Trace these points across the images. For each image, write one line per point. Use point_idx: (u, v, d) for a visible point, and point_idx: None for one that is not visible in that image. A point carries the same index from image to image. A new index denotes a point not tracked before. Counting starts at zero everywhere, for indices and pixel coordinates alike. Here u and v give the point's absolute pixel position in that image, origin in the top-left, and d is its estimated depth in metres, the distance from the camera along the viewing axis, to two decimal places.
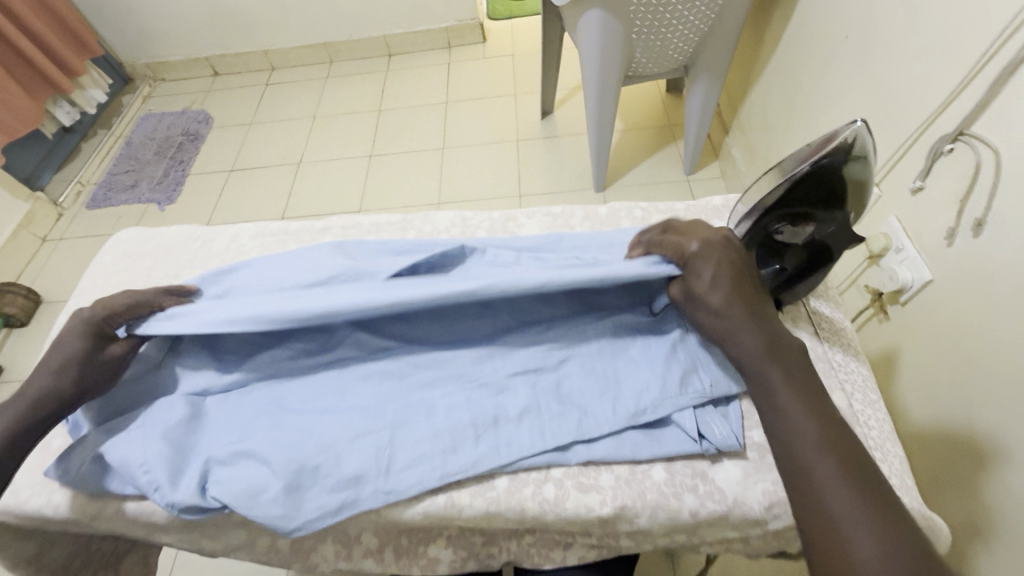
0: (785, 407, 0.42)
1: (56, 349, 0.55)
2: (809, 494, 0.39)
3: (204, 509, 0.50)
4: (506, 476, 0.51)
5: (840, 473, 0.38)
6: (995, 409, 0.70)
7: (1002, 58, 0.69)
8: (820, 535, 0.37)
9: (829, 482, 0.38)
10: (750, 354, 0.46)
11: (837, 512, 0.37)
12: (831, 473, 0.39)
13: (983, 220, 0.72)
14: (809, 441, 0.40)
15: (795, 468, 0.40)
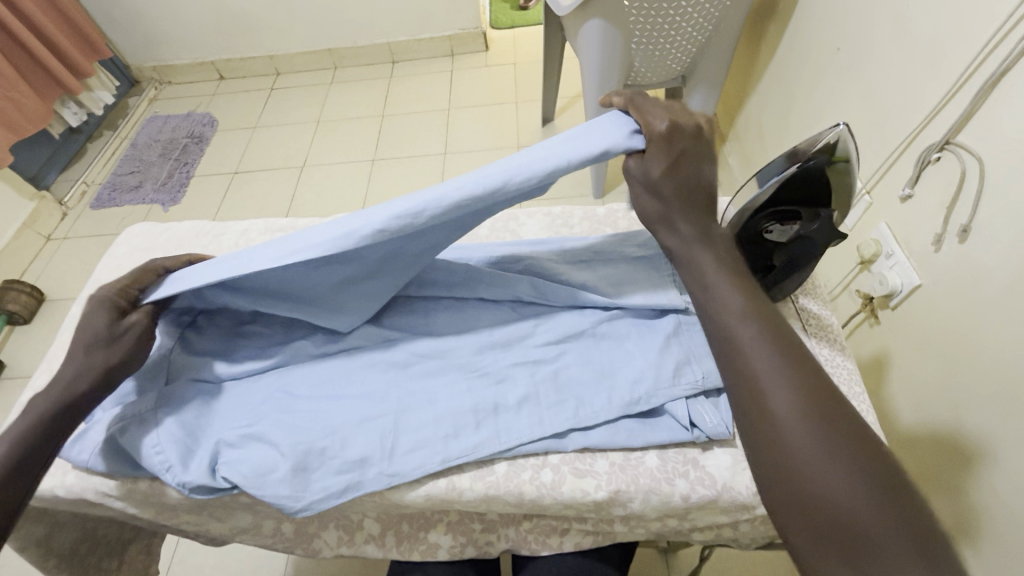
0: (758, 368, 0.38)
1: (70, 356, 0.51)
2: (780, 459, 0.36)
3: (214, 489, 0.52)
4: (505, 461, 0.53)
5: (817, 435, 0.35)
6: (981, 410, 0.72)
7: (985, 70, 0.72)
8: (790, 502, 0.35)
9: (807, 447, 0.35)
10: (724, 315, 0.42)
11: (783, 435, 0.36)
12: (809, 433, 0.35)
13: (968, 227, 0.74)
14: (784, 403, 0.36)
15: (756, 424, 0.37)
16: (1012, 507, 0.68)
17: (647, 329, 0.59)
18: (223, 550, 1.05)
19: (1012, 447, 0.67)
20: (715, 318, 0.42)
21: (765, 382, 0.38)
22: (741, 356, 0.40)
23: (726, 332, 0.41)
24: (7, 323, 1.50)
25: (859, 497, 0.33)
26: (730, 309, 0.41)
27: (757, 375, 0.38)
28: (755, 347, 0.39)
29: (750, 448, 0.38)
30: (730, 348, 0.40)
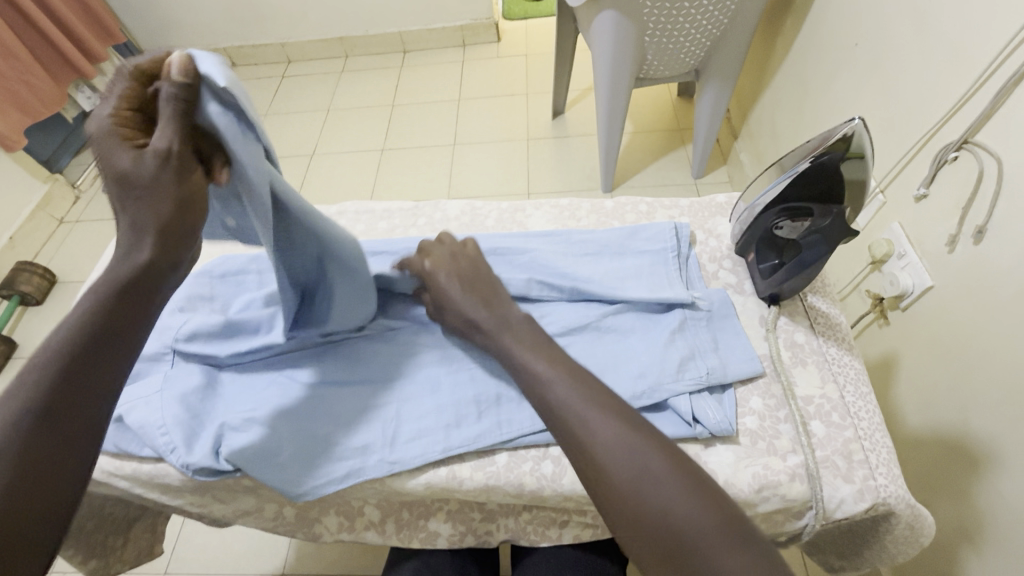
0: (573, 414, 0.43)
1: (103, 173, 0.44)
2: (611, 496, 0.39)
3: (217, 472, 0.52)
4: (505, 452, 0.53)
5: (634, 459, 0.39)
6: (989, 415, 0.71)
7: (1007, 68, 0.70)
8: (624, 523, 0.38)
9: (628, 468, 0.39)
10: (547, 384, 0.46)
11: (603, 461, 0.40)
12: (626, 458, 0.39)
13: (984, 227, 0.73)
14: (604, 441, 0.40)
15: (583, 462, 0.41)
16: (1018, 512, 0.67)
17: (653, 324, 0.58)
18: (227, 530, 1.07)
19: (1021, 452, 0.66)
20: (539, 392, 0.46)
21: (574, 425, 0.42)
22: (561, 418, 0.44)
23: (550, 402, 0.45)
24: (19, 303, 1.53)
25: (674, 497, 0.37)
26: (552, 385, 0.45)
27: (576, 433, 0.42)
28: (571, 394, 0.44)
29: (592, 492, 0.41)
30: (554, 413, 0.44)
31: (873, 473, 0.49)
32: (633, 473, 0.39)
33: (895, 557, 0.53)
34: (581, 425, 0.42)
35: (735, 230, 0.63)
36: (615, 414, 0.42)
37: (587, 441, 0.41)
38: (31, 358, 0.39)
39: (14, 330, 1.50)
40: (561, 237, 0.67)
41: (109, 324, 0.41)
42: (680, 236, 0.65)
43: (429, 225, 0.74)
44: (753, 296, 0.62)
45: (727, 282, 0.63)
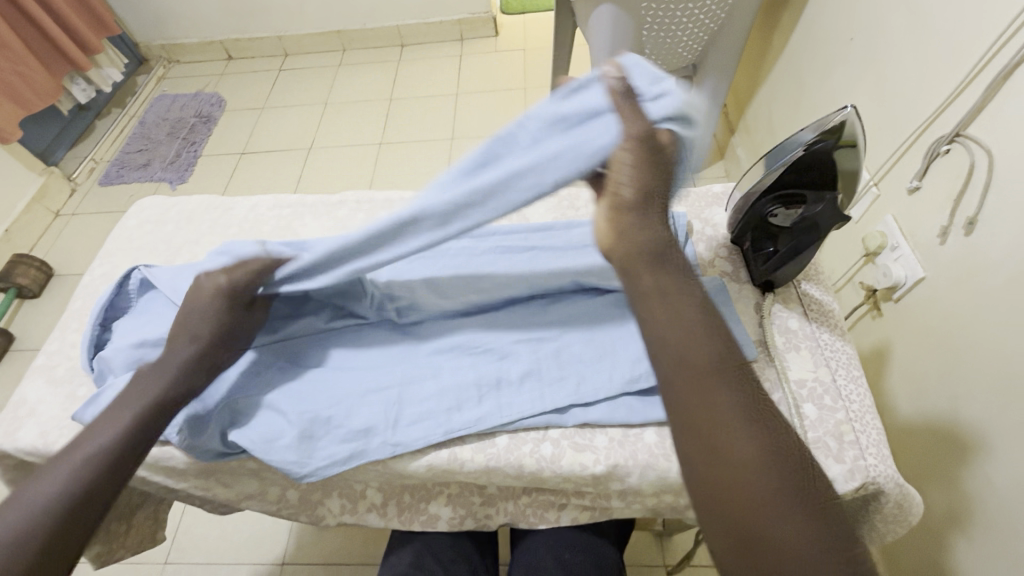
0: (711, 377, 0.39)
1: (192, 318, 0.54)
2: (718, 469, 0.35)
3: (222, 455, 0.54)
4: (506, 434, 0.54)
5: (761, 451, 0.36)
6: (979, 401, 0.73)
7: (998, 62, 0.72)
8: (747, 538, 0.34)
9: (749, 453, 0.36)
10: (699, 342, 0.40)
11: (752, 469, 0.35)
12: (780, 479, 0.35)
13: (975, 219, 0.74)
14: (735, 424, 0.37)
15: (724, 456, 0.36)
16: (1007, 497, 0.68)
17: None
18: (228, 519, 1.07)
19: (1010, 438, 0.68)
20: (676, 342, 0.40)
21: (730, 417, 0.37)
22: (701, 377, 0.39)
23: (692, 358, 0.39)
24: (16, 296, 1.52)
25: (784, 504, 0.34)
26: (706, 341, 0.40)
27: (701, 398, 0.38)
28: (730, 388, 0.39)
29: (688, 453, 0.37)
30: (691, 371, 0.39)
31: (863, 452, 0.50)
32: (780, 499, 0.34)
33: (885, 535, 0.54)
34: (738, 422, 0.37)
35: (730, 218, 0.64)
36: (770, 430, 0.37)
37: (742, 441, 0.36)
38: (84, 444, 0.46)
39: (11, 322, 1.50)
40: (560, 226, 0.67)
41: (149, 426, 0.49)
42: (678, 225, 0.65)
43: None
44: (747, 284, 0.63)
45: (723, 270, 0.64)
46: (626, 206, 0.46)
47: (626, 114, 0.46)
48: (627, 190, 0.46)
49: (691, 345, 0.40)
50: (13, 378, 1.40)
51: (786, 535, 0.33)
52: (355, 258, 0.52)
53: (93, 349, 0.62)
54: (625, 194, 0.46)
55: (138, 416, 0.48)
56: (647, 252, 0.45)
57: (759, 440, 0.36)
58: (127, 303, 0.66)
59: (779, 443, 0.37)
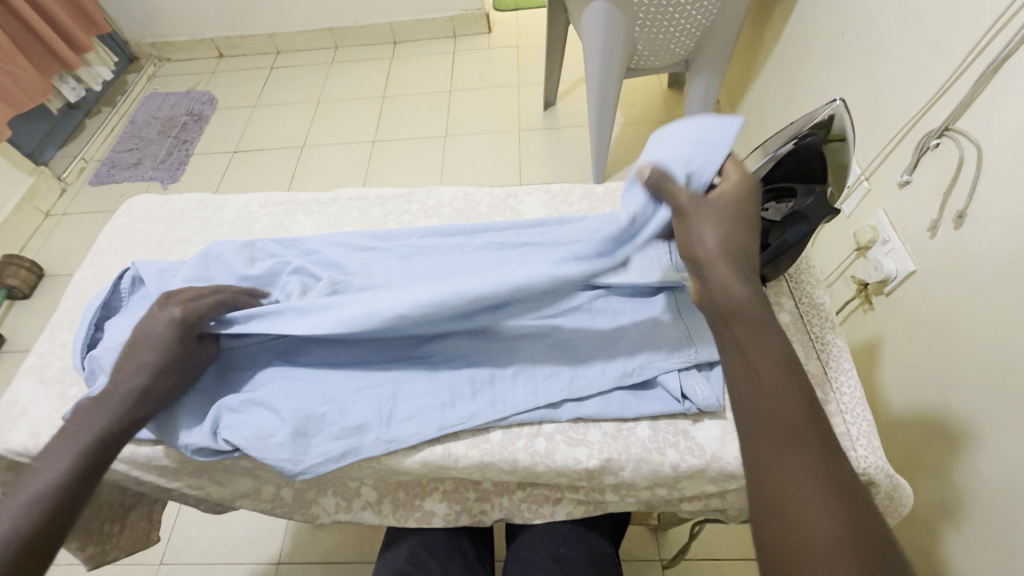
0: (790, 439, 0.38)
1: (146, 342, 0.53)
2: (795, 539, 0.34)
3: (216, 452, 0.53)
4: (500, 430, 0.54)
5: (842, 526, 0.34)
6: (970, 393, 0.73)
7: (987, 56, 0.72)
8: None
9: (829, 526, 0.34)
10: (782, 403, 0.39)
11: (818, 540, 0.34)
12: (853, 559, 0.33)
13: (964, 212, 0.75)
14: (815, 492, 0.35)
15: (792, 519, 0.35)
16: (996, 488, 0.69)
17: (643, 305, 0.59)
18: (223, 519, 1.07)
19: (999, 429, 0.68)
20: (755, 401, 0.40)
21: (801, 482, 0.36)
22: (779, 437, 0.38)
23: (771, 420, 0.39)
24: (7, 297, 1.51)
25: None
26: (788, 401, 0.39)
27: (779, 460, 0.37)
28: (808, 454, 0.37)
29: (760, 514, 0.37)
30: (772, 434, 0.38)
31: (854, 444, 0.51)
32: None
33: None
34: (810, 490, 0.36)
35: None
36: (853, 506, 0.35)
37: (810, 509, 0.35)
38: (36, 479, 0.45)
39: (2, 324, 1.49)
40: (552, 223, 0.68)
41: (102, 457, 0.48)
42: None
43: (422, 212, 0.75)
44: None
45: None
46: (702, 258, 0.47)
47: (669, 185, 0.50)
48: (701, 238, 0.47)
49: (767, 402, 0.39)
50: (4, 379, 1.39)
51: None
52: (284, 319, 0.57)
53: (84, 349, 0.62)
54: (703, 246, 0.46)
55: (89, 447, 0.47)
56: (723, 307, 0.44)
57: (832, 511, 0.35)
58: (119, 302, 0.66)
59: (862, 522, 0.34)
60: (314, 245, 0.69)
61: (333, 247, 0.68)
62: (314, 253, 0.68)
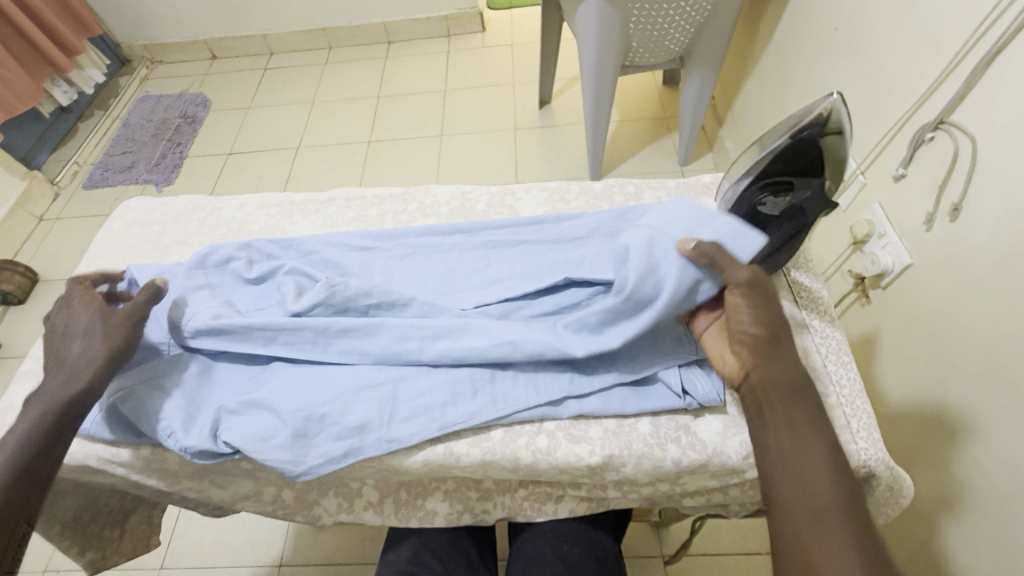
0: (824, 519, 0.39)
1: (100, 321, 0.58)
2: None
3: (215, 455, 0.53)
4: (501, 428, 0.54)
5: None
6: (967, 385, 0.74)
7: (980, 49, 0.72)
8: None
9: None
10: (815, 483, 0.41)
11: None
12: None
13: (959, 205, 0.76)
14: (850, 572, 0.36)
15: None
16: (994, 479, 0.70)
17: None
18: (223, 522, 1.07)
19: (997, 420, 0.69)
20: (796, 473, 0.42)
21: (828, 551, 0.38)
22: (816, 511, 0.40)
23: (809, 493, 0.41)
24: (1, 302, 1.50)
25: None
26: (827, 478, 0.41)
27: (810, 538, 0.39)
28: (844, 530, 0.38)
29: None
30: (808, 505, 0.40)
31: (854, 436, 0.51)
32: None
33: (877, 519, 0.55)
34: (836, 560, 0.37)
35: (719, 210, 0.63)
36: None
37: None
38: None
39: None
40: (549, 221, 0.68)
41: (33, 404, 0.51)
42: None
43: (419, 211, 0.75)
44: None
45: None
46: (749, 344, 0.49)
47: (726, 266, 0.51)
48: (749, 326, 0.49)
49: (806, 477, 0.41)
50: None
51: None
52: (254, 334, 0.57)
53: None
54: (748, 333, 0.49)
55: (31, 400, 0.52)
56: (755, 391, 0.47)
57: None
58: None
59: None
60: (309, 245, 0.68)
61: (329, 247, 0.68)
62: (310, 253, 0.67)
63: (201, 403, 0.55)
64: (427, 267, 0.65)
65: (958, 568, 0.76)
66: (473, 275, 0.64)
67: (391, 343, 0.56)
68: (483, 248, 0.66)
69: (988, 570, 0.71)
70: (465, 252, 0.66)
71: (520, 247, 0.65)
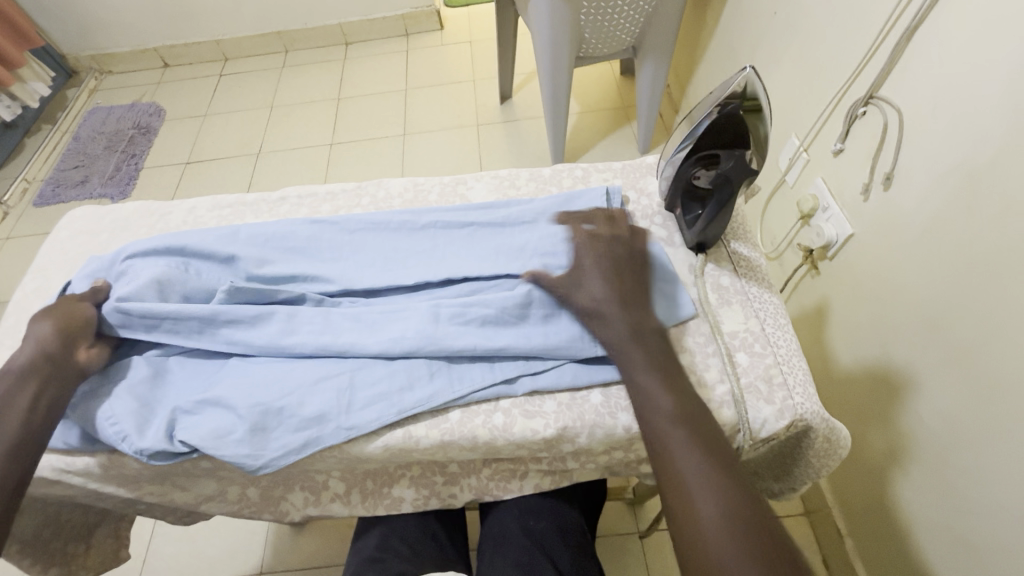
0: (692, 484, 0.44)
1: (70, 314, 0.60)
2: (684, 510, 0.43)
3: (172, 455, 0.53)
4: (458, 409, 0.56)
5: (740, 553, 0.40)
6: (908, 345, 0.78)
7: (901, 26, 0.77)
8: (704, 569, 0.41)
9: (730, 556, 0.40)
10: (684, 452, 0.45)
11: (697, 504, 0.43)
12: (726, 525, 0.41)
13: (891, 173, 0.80)
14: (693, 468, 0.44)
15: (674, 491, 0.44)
16: (936, 431, 0.74)
17: None
18: (199, 533, 1.06)
19: (936, 375, 0.73)
20: (641, 401, 0.49)
21: (677, 459, 0.45)
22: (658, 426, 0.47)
23: (650, 414, 0.48)
24: None
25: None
26: (657, 396, 0.49)
27: (665, 458, 0.46)
28: (680, 436, 0.46)
29: (680, 560, 0.43)
30: (651, 426, 0.48)
31: (790, 393, 0.54)
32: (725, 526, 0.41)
33: (820, 472, 0.57)
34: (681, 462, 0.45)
35: (661, 187, 0.66)
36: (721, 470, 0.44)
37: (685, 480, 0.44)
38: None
39: None
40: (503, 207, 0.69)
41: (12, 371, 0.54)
42: (612, 198, 0.68)
43: (373, 204, 0.75)
44: (682, 247, 0.66)
45: (659, 236, 0.67)
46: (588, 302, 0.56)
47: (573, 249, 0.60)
48: (587, 285, 0.57)
49: (646, 396, 0.49)
50: None
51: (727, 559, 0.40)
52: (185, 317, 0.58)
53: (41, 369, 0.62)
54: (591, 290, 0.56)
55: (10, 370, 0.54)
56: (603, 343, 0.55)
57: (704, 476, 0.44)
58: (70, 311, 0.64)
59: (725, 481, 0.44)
60: (257, 230, 0.67)
61: (276, 229, 0.68)
62: (254, 234, 0.67)
63: (152, 408, 0.55)
64: (379, 253, 0.66)
65: (909, 519, 0.81)
66: (425, 260, 0.65)
67: (269, 339, 0.57)
68: (436, 230, 0.67)
69: (936, 518, 0.75)
70: (415, 236, 0.67)
71: (471, 228, 0.67)
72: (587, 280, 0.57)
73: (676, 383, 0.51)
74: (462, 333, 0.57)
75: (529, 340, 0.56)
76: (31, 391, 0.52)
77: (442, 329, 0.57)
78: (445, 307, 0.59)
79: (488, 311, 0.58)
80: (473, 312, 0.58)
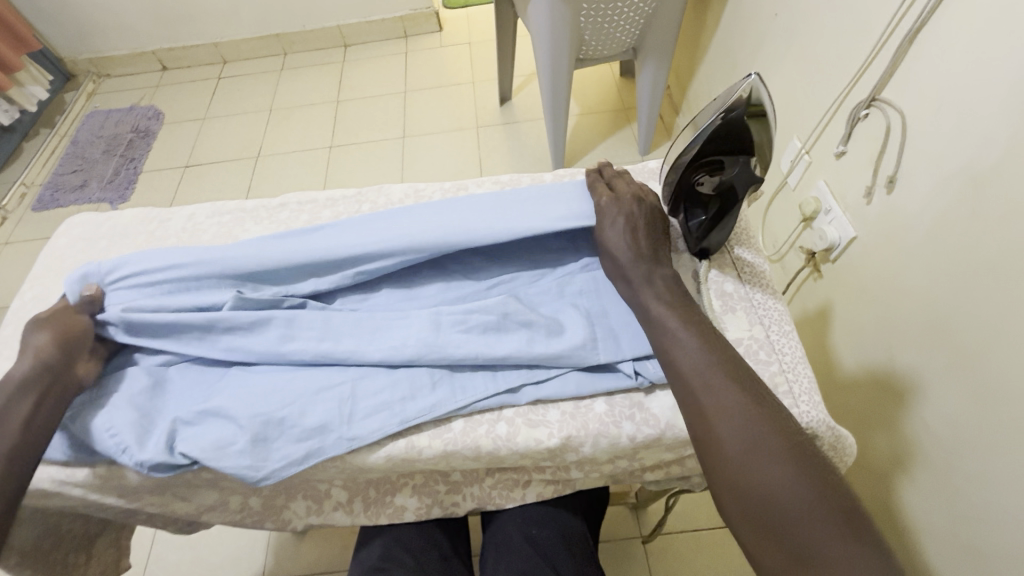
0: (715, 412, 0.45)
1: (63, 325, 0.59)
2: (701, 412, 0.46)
3: (173, 467, 0.52)
4: (461, 418, 0.55)
5: (752, 442, 0.43)
6: (913, 349, 0.77)
7: (903, 28, 0.76)
8: (720, 461, 0.44)
9: (767, 474, 0.42)
10: (709, 387, 0.47)
11: (713, 404, 0.46)
12: (738, 422, 0.44)
13: (894, 177, 0.79)
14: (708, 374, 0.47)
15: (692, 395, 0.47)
16: (942, 435, 0.73)
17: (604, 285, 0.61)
18: (200, 539, 1.05)
19: (941, 380, 0.73)
20: (656, 323, 0.53)
21: (693, 367, 0.48)
22: (671, 342, 0.51)
23: (665, 331, 0.52)
24: None
25: (795, 506, 0.40)
26: (668, 319, 0.52)
27: (682, 367, 0.49)
28: (694, 349, 0.49)
29: (700, 453, 0.46)
30: (666, 342, 0.51)
31: (796, 400, 0.54)
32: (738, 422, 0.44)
33: None
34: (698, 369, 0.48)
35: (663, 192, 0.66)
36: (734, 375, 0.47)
37: (701, 384, 0.47)
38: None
39: None
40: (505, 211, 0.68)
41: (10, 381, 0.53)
42: None
43: (374, 210, 0.75)
44: (685, 253, 0.66)
45: None
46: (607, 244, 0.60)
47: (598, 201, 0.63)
48: (608, 228, 0.60)
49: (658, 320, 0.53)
50: None
51: (741, 450, 0.43)
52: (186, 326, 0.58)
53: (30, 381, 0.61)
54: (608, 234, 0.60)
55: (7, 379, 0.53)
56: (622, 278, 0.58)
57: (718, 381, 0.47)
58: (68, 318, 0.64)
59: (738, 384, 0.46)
60: (260, 237, 0.67)
61: (276, 236, 0.67)
62: (255, 242, 0.67)
63: (153, 418, 0.55)
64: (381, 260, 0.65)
65: (914, 523, 0.80)
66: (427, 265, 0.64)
67: (268, 347, 0.57)
68: None
69: (941, 522, 0.75)
70: None
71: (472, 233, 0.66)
72: (605, 227, 0.60)
73: (691, 313, 0.53)
74: (463, 341, 0.56)
75: (531, 347, 0.56)
76: (31, 401, 0.51)
77: (447, 337, 0.57)
78: (447, 315, 0.58)
79: (491, 317, 0.57)
80: (475, 319, 0.57)
